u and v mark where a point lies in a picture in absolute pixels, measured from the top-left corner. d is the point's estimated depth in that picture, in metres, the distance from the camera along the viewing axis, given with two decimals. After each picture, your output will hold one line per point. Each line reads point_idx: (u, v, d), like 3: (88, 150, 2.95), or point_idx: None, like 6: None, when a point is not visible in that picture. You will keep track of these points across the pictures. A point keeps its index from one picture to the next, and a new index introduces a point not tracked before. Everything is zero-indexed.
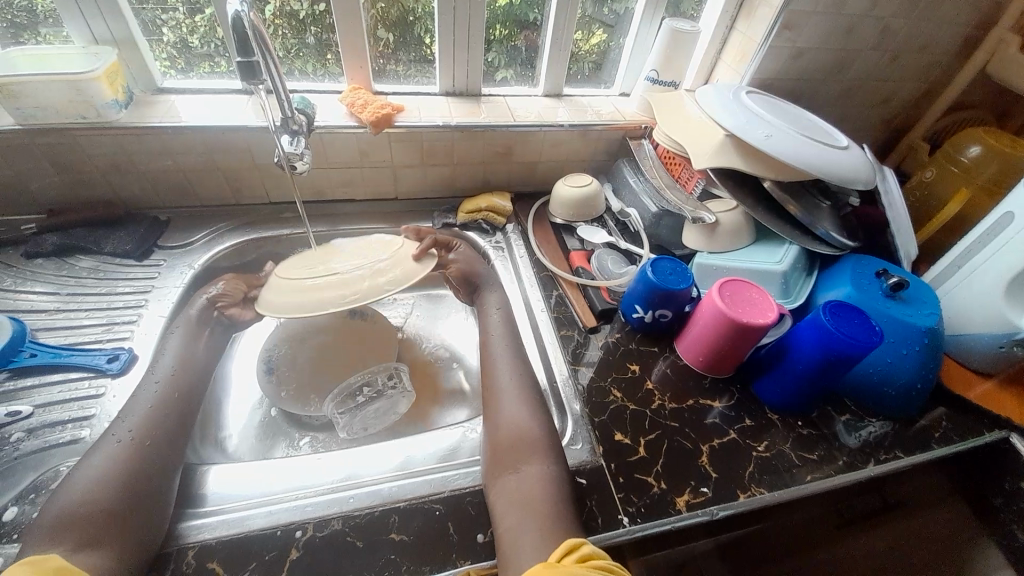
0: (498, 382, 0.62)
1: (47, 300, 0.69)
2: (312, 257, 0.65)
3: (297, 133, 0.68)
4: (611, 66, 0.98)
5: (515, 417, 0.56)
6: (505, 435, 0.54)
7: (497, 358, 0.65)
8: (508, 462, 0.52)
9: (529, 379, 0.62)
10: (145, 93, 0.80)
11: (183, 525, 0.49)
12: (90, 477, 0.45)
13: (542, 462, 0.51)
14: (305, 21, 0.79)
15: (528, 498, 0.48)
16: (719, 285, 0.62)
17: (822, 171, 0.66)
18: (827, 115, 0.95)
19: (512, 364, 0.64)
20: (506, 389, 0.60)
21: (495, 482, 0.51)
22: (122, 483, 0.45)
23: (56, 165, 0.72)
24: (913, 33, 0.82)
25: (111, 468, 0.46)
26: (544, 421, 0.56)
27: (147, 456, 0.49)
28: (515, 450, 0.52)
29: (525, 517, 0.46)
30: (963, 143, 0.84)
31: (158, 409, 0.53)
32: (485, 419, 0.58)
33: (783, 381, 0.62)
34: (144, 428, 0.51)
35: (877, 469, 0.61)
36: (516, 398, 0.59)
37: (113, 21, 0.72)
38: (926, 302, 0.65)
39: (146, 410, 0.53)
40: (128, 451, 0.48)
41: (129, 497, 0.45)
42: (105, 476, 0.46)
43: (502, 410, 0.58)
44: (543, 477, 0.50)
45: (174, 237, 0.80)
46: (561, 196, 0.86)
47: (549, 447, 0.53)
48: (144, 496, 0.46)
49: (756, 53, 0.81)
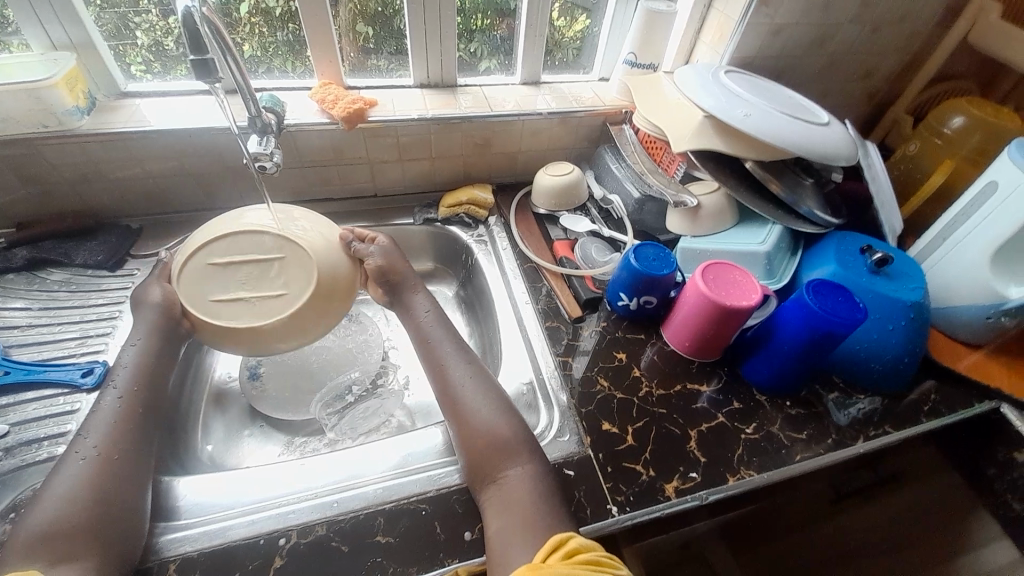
0: (456, 385, 0.57)
1: (20, 315, 0.67)
2: (241, 262, 0.58)
3: (266, 131, 0.66)
4: (590, 51, 0.96)
5: (487, 419, 0.53)
6: (477, 439, 0.52)
7: (454, 367, 0.58)
8: (488, 472, 0.50)
9: (491, 377, 0.58)
10: (110, 99, 0.77)
11: (161, 539, 0.48)
12: (56, 496, 0.43)
13: (523, 463, 0.50)
14: (281, 18, 0.77)
15: (515, 503, 0.47)
16: (702, 267, 0.61)
17: (801, 148, 0.65)
18: (810, 91, 0.93)
19: (471, 370, 0.58)
20: (462, 396, 0.55)
21: (486, 492, 0.50)
22: (91, 504, 0.44)
23: (21, 177, 0.71)
24: (894, 3, 0.81)
25: (86, 484, 0.45)
26: (515, 418, 0.54)
27: (112, 471, 0.46)
28: (495, 457, 0.50)
29: (511, 520, 0.46)
30: (946, 114, 0.83)
31: (125, 423, 0.50)
32: (454, 421, 0.54)
33: (770, 361, 0.61)
34: (127, 436, 0.49)
35: (867, 446, 0.61)
36: (479, 395, 0.55)
37: (72, 25, 0.69)
38: (911, 276, 0.64)
39: (118, 417, 0.50)
40: (93, 469, 0.46)
41: (101, 515, 0.43)
42: (76, 495, 0.44)
43: (474, 415, 0.54)
44: (525, 481, 0.49)
45: (149, 245, 0.78)
46: (543, 186, 0.84)
47: (524, 446, 0.52)
48: (118, 514, 0.44)
49: (734, 31, 0.80)
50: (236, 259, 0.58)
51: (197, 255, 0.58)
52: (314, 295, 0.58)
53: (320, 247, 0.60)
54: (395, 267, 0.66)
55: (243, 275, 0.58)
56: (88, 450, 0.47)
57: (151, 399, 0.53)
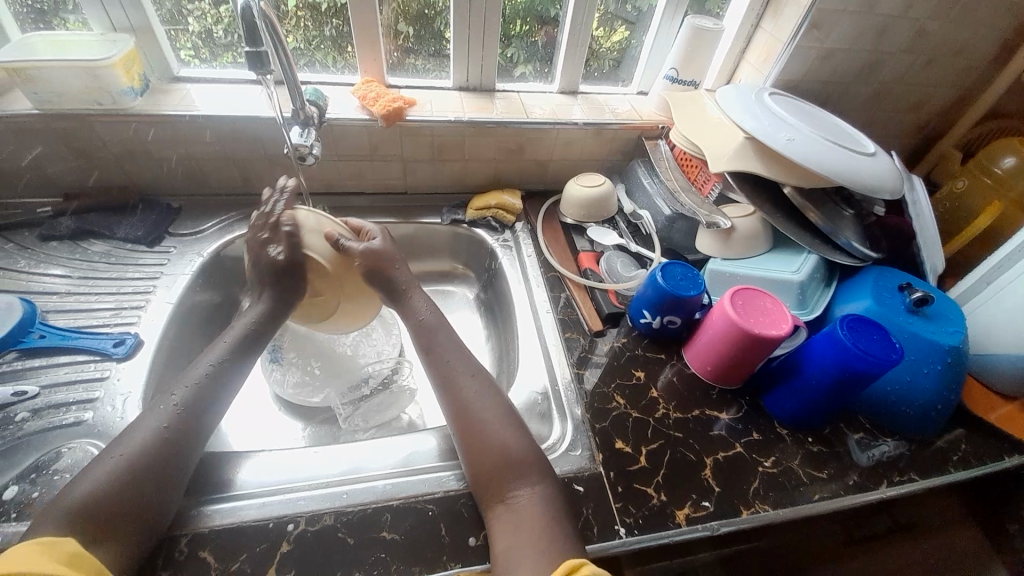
0: (467, 397, 0.56)
1: (60, 282, 0.70)
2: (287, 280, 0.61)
3: (307, 124, 0.68)
4: (629, 64, 0.96)
5: (500, 435, 0.53)
6: (485, 459, 0.51)
7: (465, 384, 0.57)
8: (495, 491, 0.50)
9: (500, 393, 0.58)
10: (162, 81, 0.80)
11: (196, 510, 0.49)
12: (100, 466, 0.45)
13: (531, 485, 0.50)
14: (327, 13, 0.79)
15: (523, 522, 0.47)
16: (730, 292, 0.60)
17: (845, 178, 0.63)
18: (855, 120, 0.91)
19: (477, 382, 0.58)
20: (474, 410, 0.55)
21: (492, 511, 0.49)
22: (138, 474, 0.45)
23: (72, 150, 0.74)
24: (949, 36, 0.78)
25: (125, 457, 0.46)
26: (524, 437, 0.53)
27: (164, 447, 0.48)
28: (502, 475, 0.50)
29: (521, 540, 0.45)
30: (997, 152, 0.81)
31: (206, 397, 0.53)
32: (462, 436, 0.54)
33: (794, 395, 0.60)
34: (173, 410, 0.51)
35: (891, 492, 0.59)
36: (489, 410, 0.55)
37: (133, 9, 0.73)
38: (950, 319, 0.62)
39: (188, 389, 0.53)
40: (145, 442, 0.48)
41: (134, 488, 0.45)
42: (115, 469, 0.45)
43: (485, 430, 0.53)
44: (534, 502, 0.48)
45: (185, 225, 0.80)
46: (573, 196, 0.84)
47: (535, 467, 0.51)
48: (152, 490, 0.46)
49: (781, 53, 0.79)
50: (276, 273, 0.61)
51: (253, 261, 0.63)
52: (349, 302, 0.65)
53: (333, 259, 0.61)
54: (385, 264, 0.64)
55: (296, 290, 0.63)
56: (137, 423, 0.49)
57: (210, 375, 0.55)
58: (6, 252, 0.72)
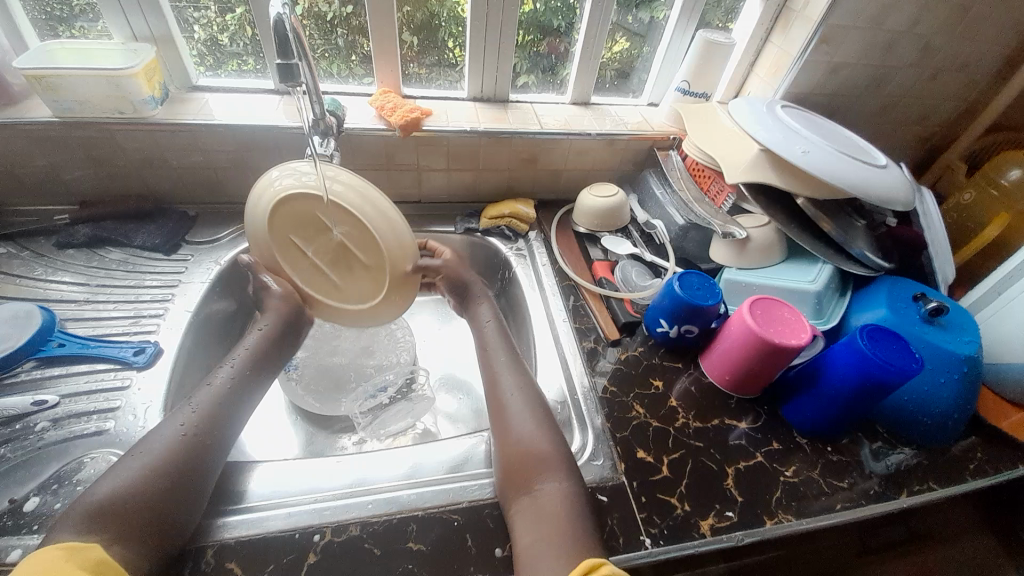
0: (505, 394, 0.58)
1: (77, 290, 0.70)
2: (312, 227, 0.60)
3: (327, 133, 0.68)
4: (640, 76, 0.97)
5: (530, 431, 0.54)
6: (517, 453, 0.52)
7: (506, 380, 0.59)
8: (522, 482, 0.50)
9: (539, 391, 0.59)
10: (181, 90, 0.81)
11: (216, 521, 0.49)
12: (136, 467, 0.45)
13: (557, 479, 0.50)
14: (333, 23, 0.79)
15: (548, 516, 0.47)
16: (749, 301, 0.61)
17: (858, 191, 0.64)
18: (862, 131, 0.92)
19: (521, 382, 0.59)
20: (511, 404, 0.57)
21: (517, 505, 0.49)
22: (166, 474, 0.46)
23: (89, 158, 0.74)
24: (955, 51, 0.80)
25: (156, 461, 0.46)
26: (554, 436, 0.54)
27: (195, 451, 0.49)
28: (528, 470, 0.51)
29: (544, 533, 0.45)
30: (1003, 165, 0.82)
31: (225, 401, 0.54)
32: (498, 433, 0.55)
33: (814, 404, 0.60)
34: (197, 413, 0.52)
35: (912, 501, 0.59)
36: (523, 407, 0.56)
37: (153, 19, 0.74)
38: (966, 329, 0.63)
39: (211, 395, 0.54)
40: (177, 445, 0.48)
41: (165, 492, 0.45)
42: (145, 476, 0.45)
43: (516, 426, 0.55)
44: (559, 497, 0.48)
45: (202, 233, 0.81)
46: (587, 205, 0.85)
47: (563, 462, 0.51)
48: (183, 485, 0.46)
49: (792, 66, 0.80)
50: (320, 221, 0.59)
51: (286, 202, 0.57)
52: (366, 296, 0.64)
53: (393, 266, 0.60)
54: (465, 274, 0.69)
55: (319, 241, 0.61)
56: (162, 429, 0.50)
57: (236, 381, 0.57)
58: (23, 260, 0.72)
